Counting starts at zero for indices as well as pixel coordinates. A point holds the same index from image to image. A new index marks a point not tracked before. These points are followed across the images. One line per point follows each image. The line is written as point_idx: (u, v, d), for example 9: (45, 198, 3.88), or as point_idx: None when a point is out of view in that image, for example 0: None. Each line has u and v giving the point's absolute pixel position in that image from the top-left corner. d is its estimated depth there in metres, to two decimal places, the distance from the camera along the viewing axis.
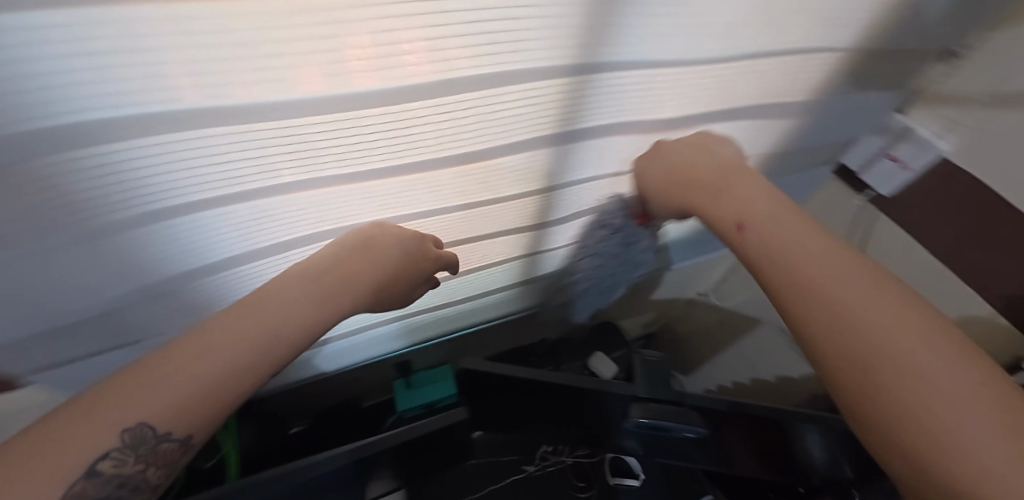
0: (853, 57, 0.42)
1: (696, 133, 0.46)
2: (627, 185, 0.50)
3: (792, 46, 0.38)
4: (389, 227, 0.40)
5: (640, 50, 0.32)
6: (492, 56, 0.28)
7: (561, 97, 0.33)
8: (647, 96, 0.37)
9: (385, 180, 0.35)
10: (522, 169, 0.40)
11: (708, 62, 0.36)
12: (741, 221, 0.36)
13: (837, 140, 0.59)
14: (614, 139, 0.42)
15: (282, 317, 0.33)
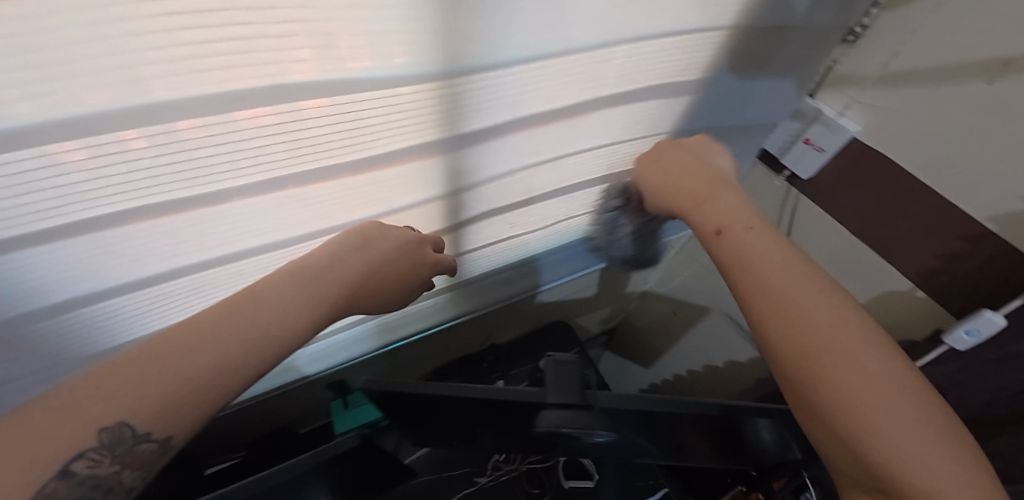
0: (734, 36, 0.44)
1: (594, 119, 0.45)
2: (536, 178, 0.49)
3: (682, 32, 0.38)
4: (391, 231, 0.41)
5: (533, 43, 0.31)
6: (397, 58, 0.27)
7: (460, 96, 0.32)
8: (546, 86, 0.36)
9: (309, 183, 0.34)
10: (426, 169, 0.39)
11: (603, 47, 0.35)
12: (720, 226, 0.39)
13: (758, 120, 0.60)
14: (512, 134, 0.40)
15: (282, 316, 0.32)
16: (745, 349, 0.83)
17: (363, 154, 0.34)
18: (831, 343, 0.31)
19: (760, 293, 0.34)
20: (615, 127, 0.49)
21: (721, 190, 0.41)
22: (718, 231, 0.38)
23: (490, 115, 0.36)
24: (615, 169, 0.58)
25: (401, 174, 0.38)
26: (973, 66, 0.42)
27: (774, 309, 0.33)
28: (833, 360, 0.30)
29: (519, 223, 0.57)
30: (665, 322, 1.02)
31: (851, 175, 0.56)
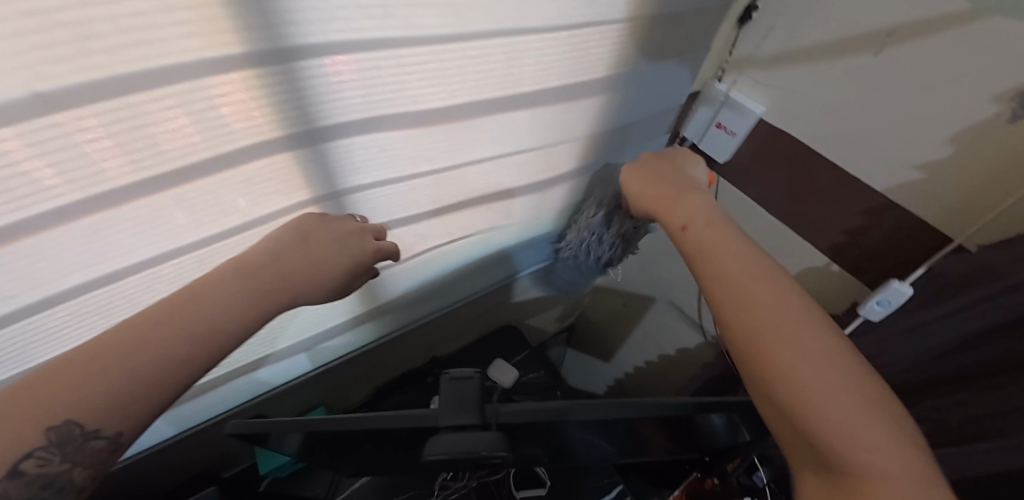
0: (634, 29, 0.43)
1: (489, 124, 0.41)
2: (434, 189, 0.45)
3: (566, 26, 0.37)
4: (331, 223, 0.38)
5: (371, 28, 0.27)
6: (219, 39, 0.23)
7: (296, 86, 0.28)
8: (407, 81, 0.32)
9: (175, 203, 0.30)
10: (286, 180, 0.34)
11: (466, 40, 0.32)
12: (685, 223, 0.41)
13: (670, 107, 0.60)
14: (379, 136, 0.35)
15: (223, 310, 0.32)
16: (693, 336, 0.86)
17: (218, 155, 0.29)
18: (776, 317, 0.31)
19: (716, 273, 0.35)
20: (524, 133, 0.46)
21: (691, 192, 0.44)
22: (684, 227, 0.41)
23: (344, 111, 0.31)
24: (532, 176, 0.54)
25: (258, 188, 0.33)
26: (859, 39, 0.43)
27: (731, 283, 0.34)
28: (779, 328, 0.31)
29: (430, 242, 0.53)
30: (618, 314, 1.03)
31: (763, 156, 0.57)
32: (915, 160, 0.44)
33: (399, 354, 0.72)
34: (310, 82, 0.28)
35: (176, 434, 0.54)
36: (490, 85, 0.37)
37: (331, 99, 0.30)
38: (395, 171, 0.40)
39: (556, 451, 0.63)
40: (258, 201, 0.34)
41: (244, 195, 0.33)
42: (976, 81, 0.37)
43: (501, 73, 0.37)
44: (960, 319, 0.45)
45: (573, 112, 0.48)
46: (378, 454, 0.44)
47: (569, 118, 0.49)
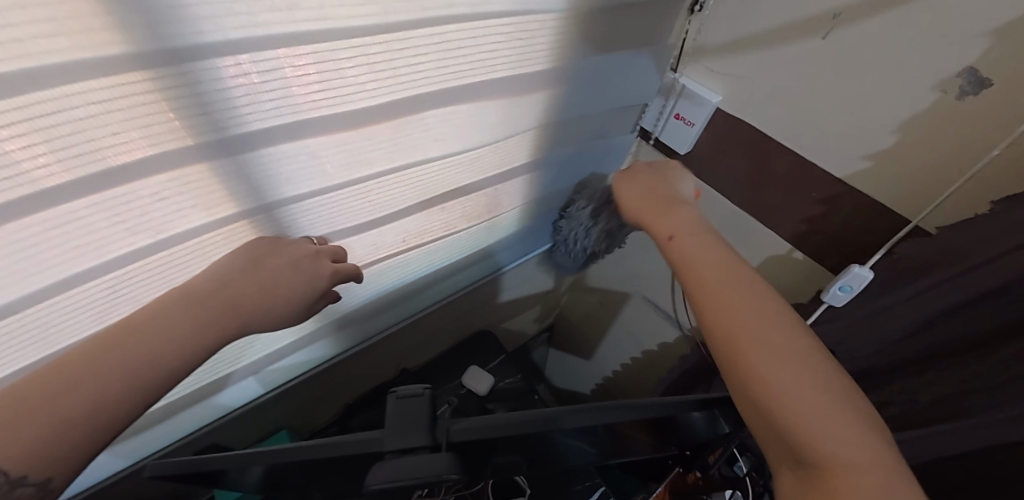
0: (577, 19, 0.42)
1: (428, 121, 0.39)
2: (378, 194, 0.43)
3: (499, 14, 0.35)
4: (283, 248, 0.37)
5: (278, 22, 0.25)
6: (100, 39, 0.20)
7: (200, 90, 0.25)
8: (329, 81, 0.30)
9: (74, 222, 0.27)
10: (203, 194, 0.31)
11: (388, 32, 0.30)
12: (673, 233, 0.41)
13: (628, 101, 0.58)
14: (306, 143, 0.33)
15: (175, 340, 0.30)
16: (667, 328, 0.85)
17: (116, 169, 0.26)
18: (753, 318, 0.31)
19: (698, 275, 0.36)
20: (470, 130, 0.44)
21: (676, 203, 0.44)
22: (670, 236, 0.40)
23: (259, 113, 0.29)
24: (485, 172, 0.53)
25: (171, 204, 0.30)
26: (808, 22, 0.43)
27: (711, 285, 0.34)
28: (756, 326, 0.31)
29: (381, 249, 0.51)
30: (592, 311, 1.02)
31: (723, 146, 0.56)
32: (869, 142, 0.44)
33: (365, 367, 0.69)
34: (216, 85, 0.26)
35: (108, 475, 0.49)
36: (428, 83, 0.36)
37: (244, 103, 0.28)
38: (330, 176, 0.37)
39: (530, 459, 0.61)
40: (170, 218, 0.31)
41: (156, 212, 0.30)
42: (927, 60, 0.37)
43: (439, 70, 0.36)
44: (922, 301, 0.45)
45: (520, 107, 0.46)
46: (332, 486, 0.41)
47: (516, 113, 0.47)
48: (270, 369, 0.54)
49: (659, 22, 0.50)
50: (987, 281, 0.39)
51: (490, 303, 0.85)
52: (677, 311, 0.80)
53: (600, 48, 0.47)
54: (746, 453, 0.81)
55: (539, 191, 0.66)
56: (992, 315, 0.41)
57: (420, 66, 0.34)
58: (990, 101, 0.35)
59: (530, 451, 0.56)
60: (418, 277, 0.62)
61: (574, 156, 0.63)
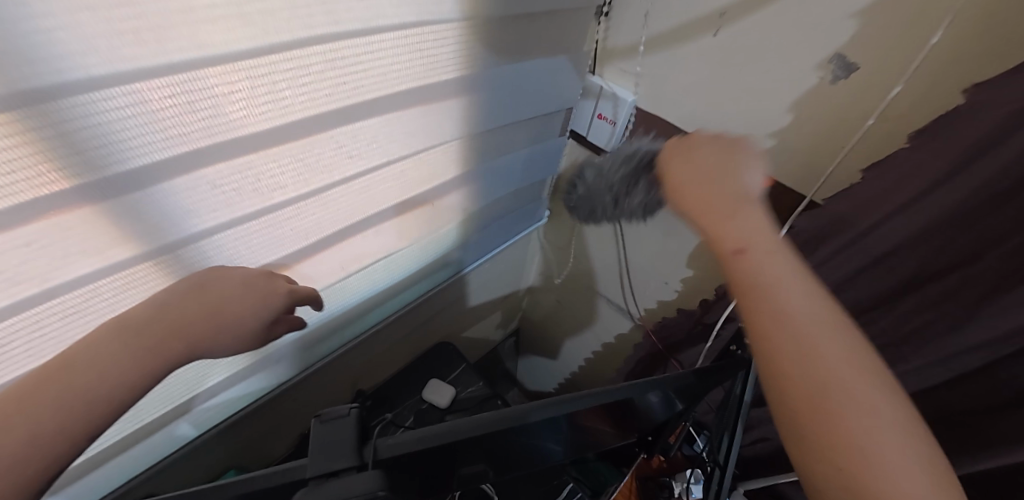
0: (479, 28, 0.43)
1: (336, 141, 0.40)
2: (298, 218, 0.43)
3: (389, 27, 0.35)
4: (228, 272, 0.36)
5: (145, 52, 0.25)
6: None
7: (71, 126, 0.25)
8: (217, 107, 0.30)
9: None
10: (90, 235, 0.30)
11: (273, 53, 0.30)
12: (743, 244, 0.27)
13: (551, 106, 0.60)
14: (205, 172, 0.33)
15: (106, 376, 0.27)
16: (621, 319, 0.88)
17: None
18: (857, 405, 0.22)
19: (782, 320, 0.24)
20: (389, 143, 0.45)
21: (742, 197, 0.29)
22: (741, 251, 0.27)
23: (152, 147, 0.29)
24: (414, 184, 0.53)
25: (57, 248, 0.30)
26: (699, 21, 0.46)
27: (792, 348, 0.24)
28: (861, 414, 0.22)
29: (313, 273, 0.50)
30: (552, 311, 1.04)
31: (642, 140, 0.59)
32: (765, 127, 0.47)
33: (316, 392, 0.67)
34: (93, 119, 0.25)
35: None
36: (334, 102, 0.36)
37: (125, 137, 0.27)
38: (243, 199, 0.37)
39: (493, 466, 0.60)
40: (60, 262, 0.30)
41: (39, 257, 0.29)
42: (800, 48, 0.40)
43: (344, 89, 0.36)
44: (829, 268, 0.48)
45: (437, 117, 0.47)
46: None
47: (433, 125, 0.48)
48: (206, 408, 0.52)
49: (568, 29, 0.52)
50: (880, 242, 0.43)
51: (446, 312, 0.85)
52: (627, 302, 0.83)
53: (513, 56, 0.49)
54: (704, 431, 0.84)
55: (478, 201, 0.66)
56: (887, 274, 0.45)
57: (321, 86, 0.34)
58: (855, 82, 0.39)
59: (491, 457, 0.56)
60: (361, 296, 0.62)
61: (506, 160, 0.64)
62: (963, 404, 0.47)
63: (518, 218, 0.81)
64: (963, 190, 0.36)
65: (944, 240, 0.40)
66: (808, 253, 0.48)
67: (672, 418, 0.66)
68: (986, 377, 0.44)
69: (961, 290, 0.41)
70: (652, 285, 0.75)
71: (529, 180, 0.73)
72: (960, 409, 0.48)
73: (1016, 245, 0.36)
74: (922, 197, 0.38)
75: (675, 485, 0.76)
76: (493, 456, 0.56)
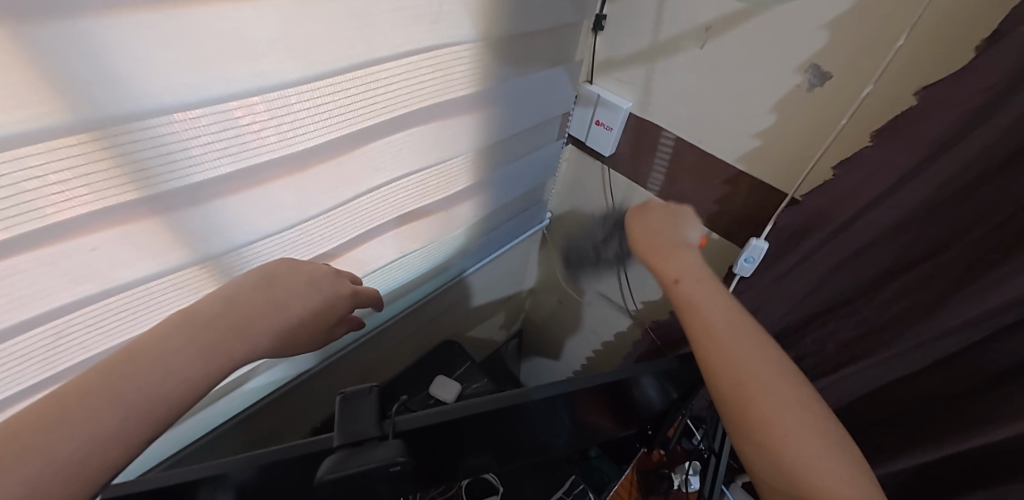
0: (490, 48, 0.47)
1: (364, 154, 0.44)
2: (322, 223, 0.47)
3: (415, 52, 0.40)
4: (298, 268, 0.41)
5: (205, 82, 0.29)
6: (42, 108, 0.24)
7: (135, 147, 0.29)
8: (263, 124, 0.34)
9: (42, 261, 0.30)
10: (146, 243, 0.35)
11: (319, 79, 0.35)
12: (679, 276, 0.42)
13: (552, 115, 0.64)
14: (250, 180, 0.37)
15: (185, 362, 0.31)
16: (620, 318, 0.91)
17: (84, 216, 0.30)
18: (779, 402, 0.33)
19: (714, 331, 0.37)
20: (407, 154, 0.49)
21: (679, 247, 0.46)
22: (677, 279, 0.42)
23: (207, 161, 0.33)
24: (428, 191, 0.57)
25: (122, 250, 0.34)
26: (686, 35, 0.50)
27: (735, 359, 0.35)
28: (781, 410, 0.32)
29: None
30: (556, 312, 1.07)
31: (638, 145, 0.63)
32: (750, 133, 0.51)
33: (329, 387, 0.71)
34: (163, 133, 0.30)
35: None
36: (361, 116, 0.40)
37: (179, 156, 0.31)
38: (279, 206, 0.41)
39: (500, 456, 0.63)
40: (116, 265, 0.34)
41: (103, 256, 0.33)
42: (779, 60, 0.44)
43: (371, 103, 0.40)
44: (813, 261, 0.51)
45: (453, 130, 0.52)
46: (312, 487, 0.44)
47: (451, 137, 0.52)
48: (226, 400, 0.56)
49: (568, 42, 0.57)
50: (859, 235, 0.46)
51: (454, 311, 0.88)
52: (626, 301, 0.86)
53: (521, 70, 0.53)
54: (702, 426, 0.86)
55: (487, 205, 0.71)
56: (865, 267, 0.49)
57: (350, 103, 0.39)
58: (828, 90, 0.43)
59: (496, 447, 0.59)
60: None
61: (512, 170, 0.68)
62: (941, 390, 0.50)
63: (522, 221, 0.85)
64: (931, 184, 0.40)
65: (915, 232, 0.43)
66: (791, 247, 0.52)
67: (670, 411, 0.68)
68: (960, 362, 0.47)
69: (933, 278, 0.44)
70: (649, 283, 0.78)
71: (534, 184, 0.77)
72: (939, 394, 0.51)
73: (981, 234, 0.40)
74: (895, 190, 0.42)
75: (675, 476, 0.79)
76: (498, 445, 0.59)
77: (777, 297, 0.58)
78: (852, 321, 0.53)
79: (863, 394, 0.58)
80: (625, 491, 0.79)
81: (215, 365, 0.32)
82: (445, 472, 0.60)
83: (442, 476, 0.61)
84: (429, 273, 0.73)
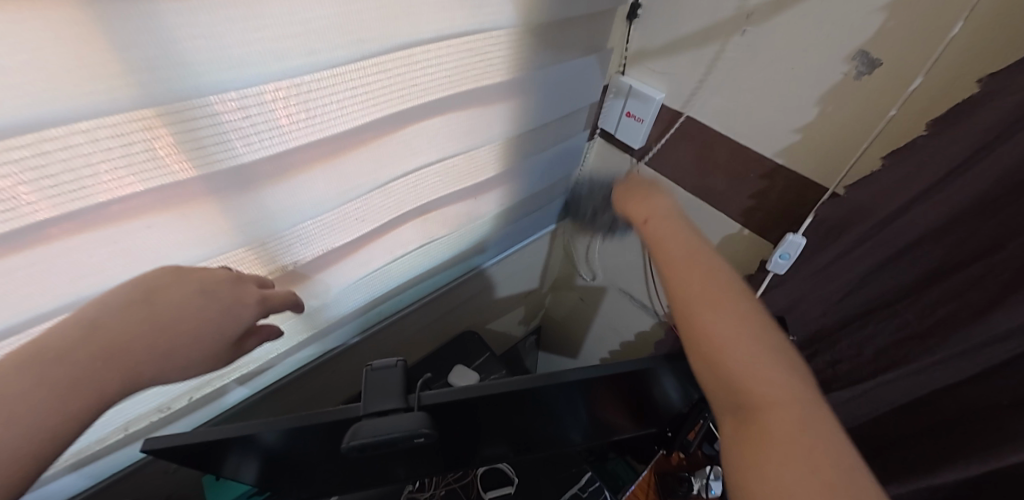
0: (525, 34, 0.47)
1: (403, 138, 0.45)
2: (360, 205, 0.48)
3: (457, 34, 0.40)
4: (187, 276, 0.34)
5: (261, 62, 0.30)
6: (115, 83, 0.25)
7: (183, 129, 0.30)
8: (312, 104, 0.35)
9: (105, 233, 0.32)
10: (199, 224, 0.36)
11: (367, 59, 0.35)
12: (647, 217, 0.45)
13: (584, 106, 0.64)
14: (297, 162, 0.38)
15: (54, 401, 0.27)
16: (643, 316, 0.89)
17: (148, 191, 0.31)
18: (730, 328, 0.33)
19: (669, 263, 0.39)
20: (441, 141, 0.49)
21: (656, 193, 0.47)
22: (645, 220, 0.45)
23: (259, 142, 0.34)
24: (458, 179, 0.58)
25: (178, 228, 0.35)
26: (727, 23, 0.48)
27: (687, 287, 0.36)
28: (726, 333, 0.33)
29: (362, 258, 0.55)
30: (577, 308, 1.06)
31: (669, 138, 0.62)
32: (790, 125, 0.49)
33: (351, 370, 0.72)
34: (222, 114, 0.31)
35: (127, 466, 0.50)
36: (401, 98, 0.41)
37: (233, 134, 0.32)
38: (321, 189, 0.42)
39: (515, 447, 0.62)
40: (167, 242, 0.35)
41: (159, 233, 0.34)
42: (827, 48, 0.43)
43: (412, 84, 0.41)
44: (853, 259, 0.50)
45: (487, 116, 0.52)
46: (336, 455, 0.45)
47: (484, 126, 0.53)
48: (257, 377, 0.58)
49: (606, 31, 0.56)
50: (905, 231, 0.44)
51: (474, 302, 0.89)
52: (651, 300, 0.84)
53: (555, 60, 0.53)
54: (726, 432, 0.83)
55: (513, 197, 0.71)
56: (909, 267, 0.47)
57: (391, 84, 0.39)
58: (876, 80, 0.41)
59: (513, 438, 0.59)
60: (398, 279, 0.66)
61: (539, 160, 0.67)
62: (988, 400, 0.47)
63: (547, 213, 0.84)
64: (985, 177, 0.37)
65: (969, 229, 0.41)
66: (827, 244, 0.50)
67: (692, 414, 0.66)
68: (1013, 370, 0.44)
69: (986, 278, 0.42)
70: None
71: (561, 177, 0.77)
72: (985, 404, 0.48)
73: None
74: (942, 183, 0.40)
75: (695, 480, 0.77)
76: (515, 436, 0.58)
77: (812, 297, 0.56)
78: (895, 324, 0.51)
79: (905, 401, 0.56)
80: (641, 492, 0.77)
81: (81, 403, 0.27)
82: (462, 458, 0.60)
83: (461, 461, 0.61)
84: (453, 260, 0.73)
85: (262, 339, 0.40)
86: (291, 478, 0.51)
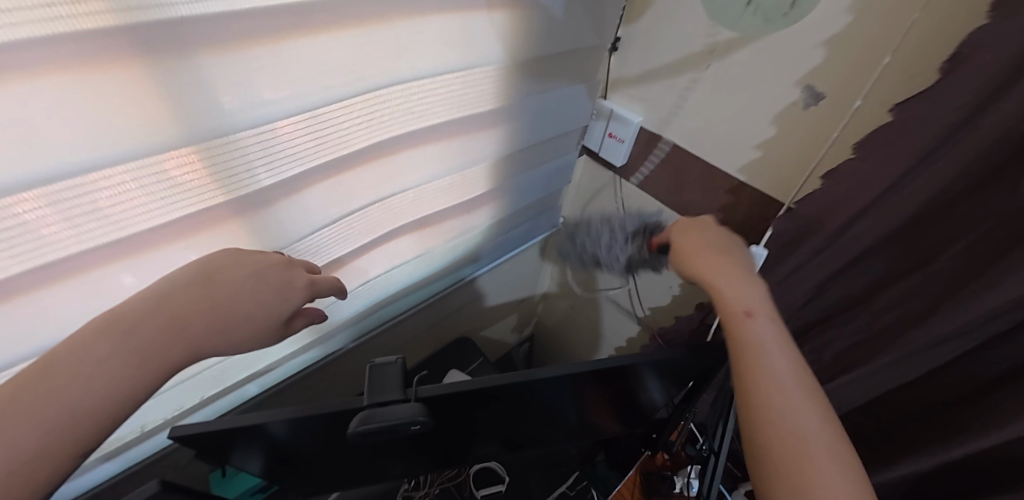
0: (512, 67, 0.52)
1: (402, 158, 0.50)
2: (363, 218, 0.53)
3: (450, 68, 0.45)
4: (247, 258, 0.39)
5: (281, 100, 0.34)
6: (164, 128, 0.30)
7: (214, 160, 0.35)
8: (323, 132, 0.40)
9: (142, 247, 0.36)
10: (220, 238, 0.41)
11: (371, 92, 0.40)
12: (751, 309, 0.44)
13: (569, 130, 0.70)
14: (307, 182, 0.43)
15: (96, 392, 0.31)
16: (628, 323, 0.94)
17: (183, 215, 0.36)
18: (819, 440, 0.35)
19: (767, 365, 0.39)
20: (436, 160, 0.54)
21: (746, 276, 0.47)
22: (749, 311, 0.43)
23: (277, 167, 0.39)
24: (454, 194, 0.63)
25: (202, 242, 0.40)
26: (694, 56, 0.54)
27: (780, 394, 0.37)
28: (815, 446, 0.35)
29: (363, 267, 0.60)
30: (567, 316, 1.11)
31: (648, 156, 0.67)
32: (751, 147, 0.54)
33: (350, 374, 0.76)
34: (248, 146, 0.36)
35: (144, 459, 0.54)
36: (401, 124, 0.46)
37: (256, 162, 0.37)
38: (327, 204, 0.47)
39: (505, 446, 0.66)
40: (193, 253, 0.40)
41: (184, 247, 0.39)
42: (780, 80, 0.48)
43: (412, 112, 0.46)
44: (812, 267, 0.54)
45: (478, 138, 0.57)
46: (338, 449, 0.49)
47: (474, 146, 0.58)
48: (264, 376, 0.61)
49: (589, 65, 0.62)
50: (855, 242, 0.49)
51: (467, 309, 0.93)
52: (634, 306, 0.89)
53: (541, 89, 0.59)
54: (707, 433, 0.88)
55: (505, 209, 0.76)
56: (860, 275, 0.52)
57: (391, 112, 0.44)
58: (822, 110, 0.46)
59: (504, 436, 0.62)
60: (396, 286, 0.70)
61: (527, 178, 0.73)
62: (939, 395, 0.52)
63: (537, 225, 0.89)
64: (918, 196, 0.43)
65: (910, 240, 0.46)
66: (789, 254, 0.55)
67: (673, 416, 0.70)
68: (957, 367, 0.49)
69: (926, 285, 0.47)
70: (659, 291, 0.81)
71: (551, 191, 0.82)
72: (937, 399, 0.53)
73: (967, 243, 0.42)
74: (882, 200, 0.45)
75: (677, 479, 0.81)
76: (505, 434, 0.62)
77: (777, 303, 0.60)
78: (852, 328, 0.56)
79: (864, 399, 0.60)
80: (627, 492, 0.81)
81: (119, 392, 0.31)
82: (457, 456, 0.64)
83: (455, 459, 0.65)
84: (448, 269, 0.78)
85: (309, 320, 0.44)
86: (298, 471, 0.54)
